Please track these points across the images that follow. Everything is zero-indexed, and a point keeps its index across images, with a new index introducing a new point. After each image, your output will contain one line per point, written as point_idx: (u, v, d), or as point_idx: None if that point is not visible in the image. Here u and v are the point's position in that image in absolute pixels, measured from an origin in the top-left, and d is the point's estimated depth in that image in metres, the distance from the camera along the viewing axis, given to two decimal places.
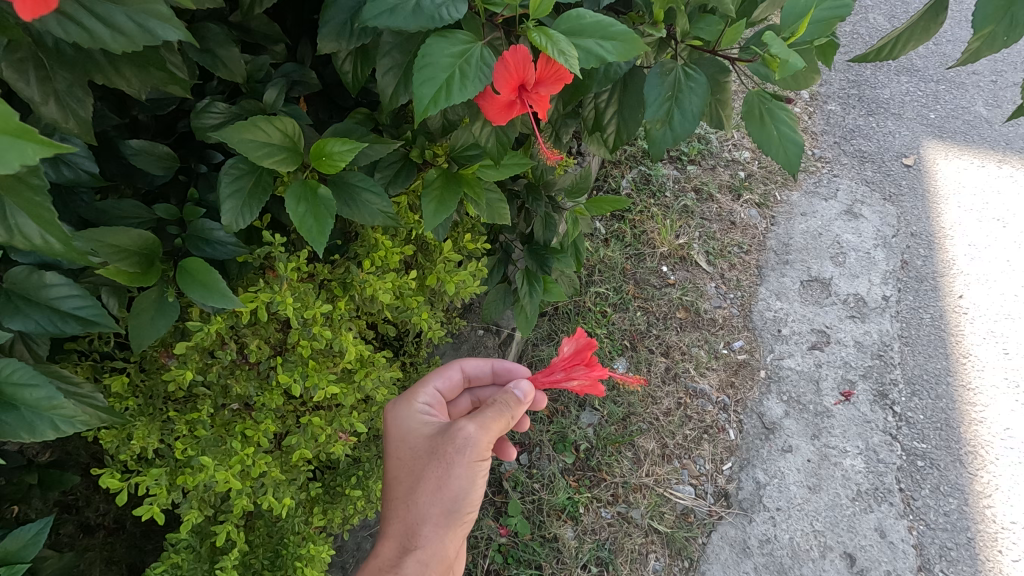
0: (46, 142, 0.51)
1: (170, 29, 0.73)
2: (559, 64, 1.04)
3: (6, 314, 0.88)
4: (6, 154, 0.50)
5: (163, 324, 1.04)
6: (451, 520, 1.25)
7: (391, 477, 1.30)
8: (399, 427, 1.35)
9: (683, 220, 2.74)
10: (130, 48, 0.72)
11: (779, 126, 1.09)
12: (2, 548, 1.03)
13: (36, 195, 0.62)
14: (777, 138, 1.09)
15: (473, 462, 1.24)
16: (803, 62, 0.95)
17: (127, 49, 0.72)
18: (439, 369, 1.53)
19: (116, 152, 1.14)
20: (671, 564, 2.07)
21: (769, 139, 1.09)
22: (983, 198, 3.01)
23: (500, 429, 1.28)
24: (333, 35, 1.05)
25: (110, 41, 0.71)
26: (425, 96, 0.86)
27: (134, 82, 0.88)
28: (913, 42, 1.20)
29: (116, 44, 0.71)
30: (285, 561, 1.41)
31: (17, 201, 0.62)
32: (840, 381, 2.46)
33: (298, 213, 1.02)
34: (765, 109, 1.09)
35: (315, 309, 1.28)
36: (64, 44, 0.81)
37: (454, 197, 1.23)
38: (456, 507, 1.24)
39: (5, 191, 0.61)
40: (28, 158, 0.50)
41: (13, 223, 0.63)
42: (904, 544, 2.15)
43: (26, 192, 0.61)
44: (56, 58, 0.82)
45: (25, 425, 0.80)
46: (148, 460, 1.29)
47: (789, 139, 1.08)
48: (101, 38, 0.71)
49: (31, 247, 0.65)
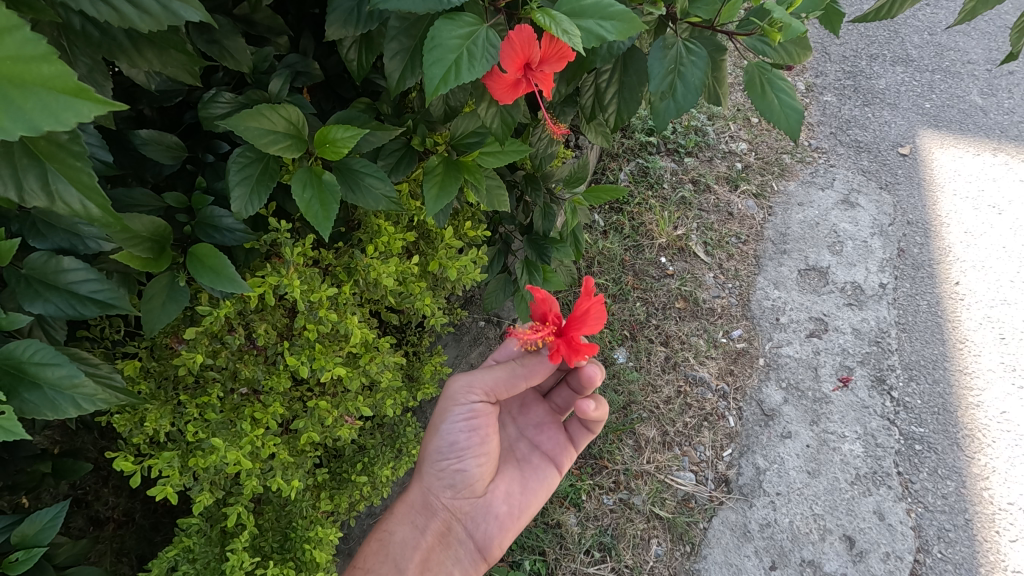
0: (101, 99, 0.47)
1: (191, 10, 0.77)
2: (562, 42, 1.06)
3: (26, 298, 0.90)
4: (64, 115, 0.46)
5: (174, 309, 1.08)
6: (433, 469, 1.45)
7: None
8: None
9: (681, 211, 2.77)
10: (156, 28, 0.76)
11: (778, 95, 1.12)
12: (20, 532, 1.06)
13: (78, 161, 0.63)
14: (779, 106, 1.12)
15: (449, 414, 1.40)
16: (804, 26, 0.99)
17: (153, 29, 0.76)
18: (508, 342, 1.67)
19: (126, 142, 1.17)
20: (673, 549, 2.10)
21: (770, 107, 1.12)
22: (978, 185, 3.04)
23: (488, 385, 1.38)
24: (340, 22, 1.08)
25: (138, 21, 0.75)
26: (435, 76, 0.90)
27: (154, 63, 0.92)
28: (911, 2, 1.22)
29: (143, 23, 0.75)
30: (293, 544, 1.44)
31: (59, 167, 0.63)
32: (838, 367, 2.49)
33: (304, 198, 1.05)
34: (764, 79, 1.13)
35: (321, 293, 1.31)
36: (90, 25, 0.84)
37: (455, 182, 1.26)
38: (434, 455, 1.44)
39: (49, 158, 0.63)
40: (84, 117, 0.46)
41: (54, 189, 0.64)
42: (903, 526, 2.18)
43: (67, 159, 0.62)
44: (83, 40, 0.85)
45: (49, 403, 0.82)
46: (160, 444, 1.33)
47: (789, 106, 1.12)
48: (128, 17, 0.74)
49: (71, 214, 0.65)
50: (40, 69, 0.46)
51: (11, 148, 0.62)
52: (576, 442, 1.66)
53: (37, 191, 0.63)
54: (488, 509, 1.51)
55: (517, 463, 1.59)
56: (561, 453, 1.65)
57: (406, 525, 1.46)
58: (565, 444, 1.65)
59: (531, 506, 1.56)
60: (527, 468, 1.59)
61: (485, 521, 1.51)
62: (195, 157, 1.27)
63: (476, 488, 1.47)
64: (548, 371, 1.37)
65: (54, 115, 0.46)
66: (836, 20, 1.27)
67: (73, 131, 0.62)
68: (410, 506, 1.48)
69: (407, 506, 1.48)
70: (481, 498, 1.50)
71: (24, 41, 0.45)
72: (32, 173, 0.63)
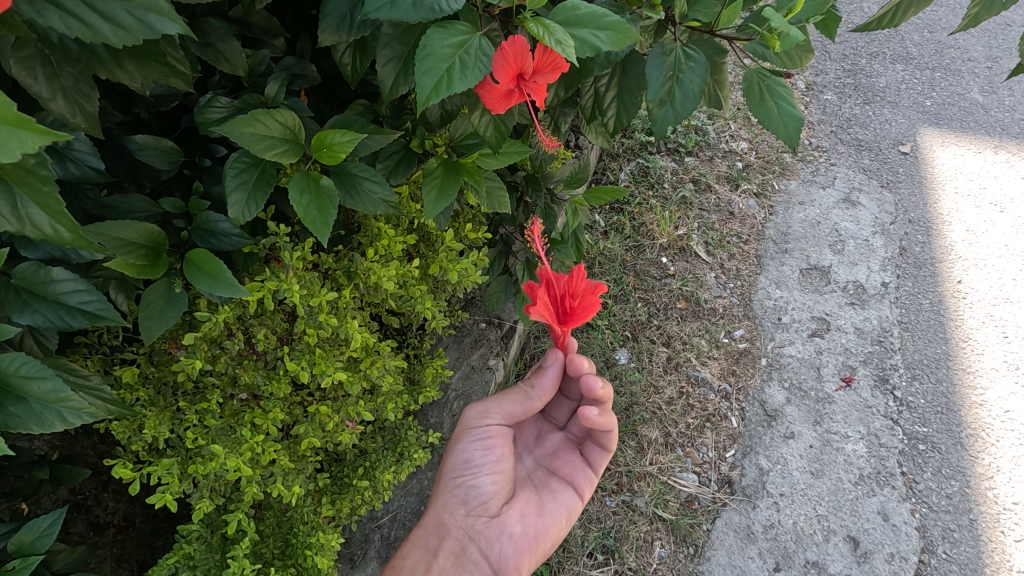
0: (42, 131, 0.53)
1: (169, 23, 0.76)
2: (556, 53, 1.04)
3: (14, 309, 0.89)
4: (8, 143, 0.53)
5: (172, 316, 1.06)
6: (448, 487, 1.48)
7: None
8: None
9: (681, 211, 2.76)
10: (131, 43, 0.74)
11: (778, 102, 1.11)
12: (17, 541, 1.04)
13: (45, 185, 0.63)
14: (778, 114, 1.11)
15: (463, 433, 1.48)
16: (803, 35, 0.97)
17: (128, 43, 0.74)
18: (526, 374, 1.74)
19: (121, 147, 1.16)
20: (676, 550, 2.09)
21: (770, 115, 1.11)
22: (980, 183, 3.03)
23: (496, 404, 1.47)
24: (334, 27, 1.07)
25: (111, 36, 0.73)
26: (426, 86, 0.88)
27: (136, 77, 0.90)
28: (912, 9, 1.21)
29: (117, 38, 0.74)
30: (295, 549, 1.43)
31: (27, 191, 0.63)
32: (840, 367, 2.47)
33: (302, 204, 1.03)
34: (764, 86, 1.11)
35: (321, 297, 1.30)
36: (68, 39, 0.83)
37: (454, 185, 1.25)
38: (449, 473, 1.48)
39: (17, 182, 0.63)
40: (28, 147, 0.53)
41: (24, 212, 0.65)
42: (907, 526, 2.16)
43: (36, 184, 0.63)
44: (62, 54, 0.84)
45: (34, 417, 0.81)
46: (159, 450, 1.31)
47: (788, 114, 1.10)
48: (101, 32, 0.73)
49: (42, 237, 0.65)
50: None
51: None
52: (597, 465, 1.61)
53: (9, 216, 0.64)
54: (503, 529, 1.47)
55: (535, 487, 1.57)
56: (580, 475, 1.62)
57: (419, 548, 1.46)
58: (583, 467, 1.62)
59: (549, 530, 1.52)
60: (545, 491, 1.57)
61: (499, 541, 1.47)
62: (192, 162, 1.26)
63: (490, 506, 1.46)
64: (555, 387, 1.44)
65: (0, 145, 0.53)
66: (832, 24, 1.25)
67: (40, 155, 0.62)
68: (424, 529, 1.48)
69: (419, 527, 1.49)
70: (496, 517, 1.47)
71: None
72: (1, 198, 0.64)
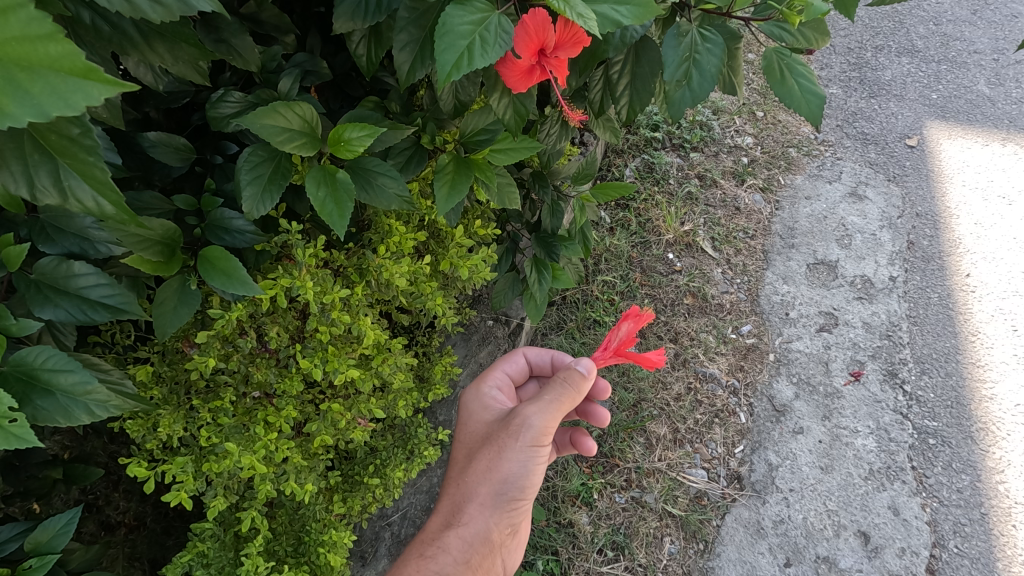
0: (111, 81, 0.45)
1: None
2: (577, 27, 1.04)
3: (35, 304, 0.89)
4: (71, 97, 0.45)
5: (186, 312, 1.07)
6: (504, 504, 1.39)
7: (457, 456, 1.50)
8: (468, 409, 1.58)
9: (687, 206, 2.75)
10: (169, 18, 0.71)
11: (798, 81, 1.10)
12: (33, 540, 1.04)
13: (89, 155, 0.57)
14: (799, 92, 1.09)
15: (529, 449, 1.37)
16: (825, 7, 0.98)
17: (165, 19, 0.71)
18: (504, 356, 1.74)
19: (134, 145, 1.17)
20: (687, 546, 2.08)
21: (791, 93, 1.09)
22: (987, 176, 3.01)
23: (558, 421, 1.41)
24: (348, 15, 1.06)
25: (149, 11, 0.70)
26: (446, 63, 0.87)
27: (166, 58, 0.90)
28: None
29: (154, 14, 0.70)
30: (308, 547, 1.43)
31: (70, 162, 0.58)
32: (849, 361, 2.47)
33: (319, 196, 1.03)
34: (784, 65, 1.10)
35: (333, 294, 1.30)
36: (100, 20, 0.83)
37: (466, 180, 1.24)
38: (507, 489, 1.38)
39: (60, 153, 0.58)
40: (92, 101, 0.45)
41: (66, 184, 0.59)
42: (919, 521, 2.15)
43: (79, 153, 0.57)
44: (93, 36, 0.83)
45: (62, 410, 0.81)
46: (173, 449, 1.32)
47: (809, 92, 1.09)
48: (139, 7, 0.70)
49: (84, 211, 0.60)
50: (46, 48, 0.44)
51: (22, 141, 0.58)
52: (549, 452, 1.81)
53: (50, 188, 0.59)
54: (522, 538, 1.56)
55: None
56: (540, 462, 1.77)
57: (461, 565, 1.33)
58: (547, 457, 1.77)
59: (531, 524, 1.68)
60: None
61: (517, 547, 1.57)
62: (203, 159, 1.26)
63: (523, 519, 1.49)
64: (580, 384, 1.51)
65: (63, 99, 0.45)
66: (852, 5, 1.12)
67: (84, 123, 0.57)
68: (466, 543, 1.35)
69: (461, 541, 1.35)
70: (521, 528, 1.52)
71: (29, 20, 0.44)
72: (44, 169, 0.58)
